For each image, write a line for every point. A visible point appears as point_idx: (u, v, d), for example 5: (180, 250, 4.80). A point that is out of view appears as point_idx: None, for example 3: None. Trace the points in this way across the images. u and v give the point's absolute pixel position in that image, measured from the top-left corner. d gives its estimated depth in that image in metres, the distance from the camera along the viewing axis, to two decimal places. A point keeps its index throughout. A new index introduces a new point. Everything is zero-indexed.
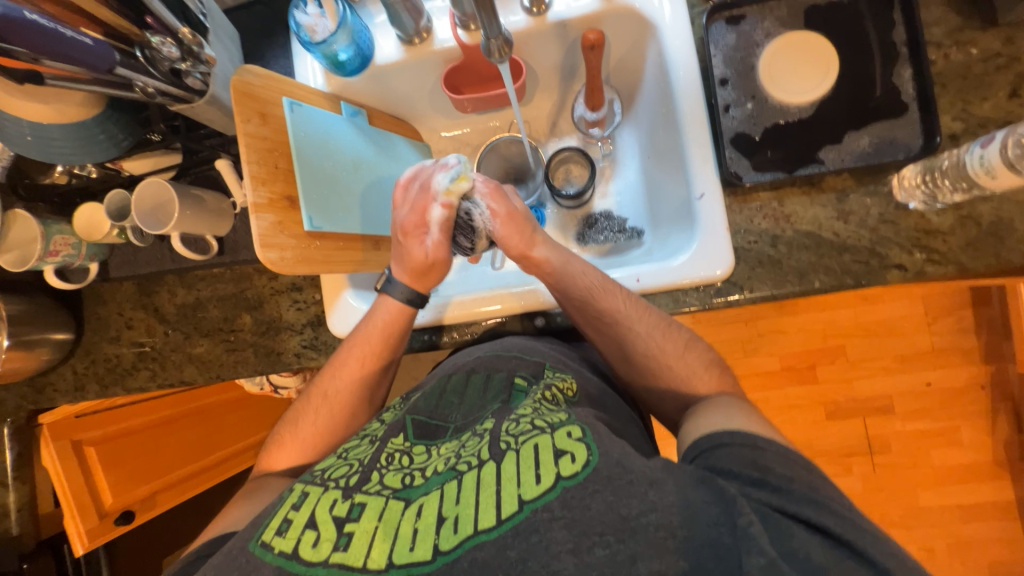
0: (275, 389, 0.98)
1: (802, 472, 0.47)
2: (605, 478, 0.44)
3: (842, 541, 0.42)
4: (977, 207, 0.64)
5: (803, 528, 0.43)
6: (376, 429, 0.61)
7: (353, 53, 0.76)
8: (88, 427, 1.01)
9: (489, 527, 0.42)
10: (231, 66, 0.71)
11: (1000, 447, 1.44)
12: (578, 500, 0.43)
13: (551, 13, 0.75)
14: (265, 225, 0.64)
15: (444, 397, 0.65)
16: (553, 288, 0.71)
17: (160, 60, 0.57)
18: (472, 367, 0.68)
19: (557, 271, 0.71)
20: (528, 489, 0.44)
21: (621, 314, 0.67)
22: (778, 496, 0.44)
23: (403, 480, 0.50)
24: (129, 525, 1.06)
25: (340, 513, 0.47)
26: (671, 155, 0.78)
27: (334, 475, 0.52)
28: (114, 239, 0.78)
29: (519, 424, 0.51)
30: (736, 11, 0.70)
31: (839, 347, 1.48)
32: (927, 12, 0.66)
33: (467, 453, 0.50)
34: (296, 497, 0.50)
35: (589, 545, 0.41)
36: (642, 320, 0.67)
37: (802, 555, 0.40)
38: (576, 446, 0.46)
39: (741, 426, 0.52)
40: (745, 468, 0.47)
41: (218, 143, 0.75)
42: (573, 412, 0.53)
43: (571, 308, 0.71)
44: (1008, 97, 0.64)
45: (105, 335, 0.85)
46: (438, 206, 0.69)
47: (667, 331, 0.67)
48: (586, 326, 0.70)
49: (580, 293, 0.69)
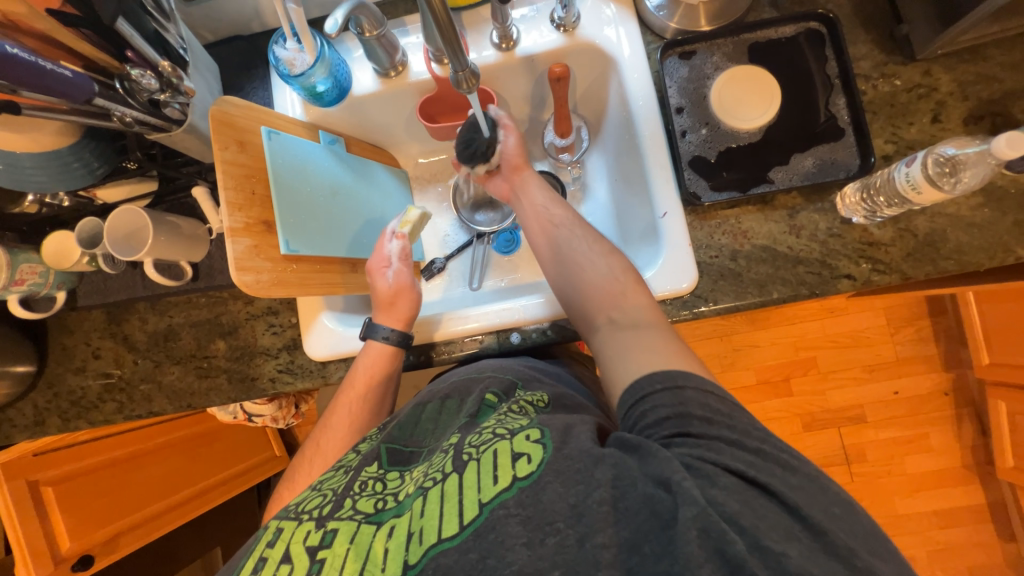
0: (249, 417, 0.95)
1: (718, 408, 0.50)
2: (556, 471, 0.46)
3: (758, 483, 0.44)
4: (913, 220, 0.69)
5: (728, 475, 0.45)
6: (352, 460, 0.62)
7: (330, 85, 0.79)
8: (46, 466, 0.95)
9: (454, 534, 0.45)
10: (210, 96, 0.73)
11: (966, 451, 1.49)
12: (531, 498, 0.45)
13: (519, 48, 0.80)
14: (241, 249, 0.65)
15: (420, 424, 0.66)
16: (522, 201, 0.80)
17: (138, 91, 0.58)
18: (445, 394, 0.69)
19: (532, 188, 0.80)
20: (487, 491, 0.47)
21: (570, 224, 0.75)
22: (705, 447, 0.47)
23: (375, 504, 0.52)
24: (87, 570, 0.99)
25: (313, 542, 0.50)
26: (636, 177, 0.83)
27: (308, 507, 0.55)
28: (83, 268, 0.77)
29: (481, 436, 0.54)
30: (687, 47, 0.76)
31: (811, 359, 1.53)
32: (855, 49, 0.74)
33: (435, 468, 0.53)
34: (271, 533, 0.52)
35: (542, 537, 0.43)
36: (584, 233, 0.74)
37: (720, 502, 0.43)
38: (532, 447, 0.49)
39: (665, 364, 0.55)
40: (667, 418, 0.50)
41: (195, 171, 0.76)
42: (535, 417, 0.56)
43: (529, 219, 0.79)
44: (931, 123, 0.71)
45: (70, 366, 0.83)
46: (393, 239, 0.80)
47: (603, 249, 0.71)
48: (539, 238, 0.77)
49: (539, 210, 0.78)
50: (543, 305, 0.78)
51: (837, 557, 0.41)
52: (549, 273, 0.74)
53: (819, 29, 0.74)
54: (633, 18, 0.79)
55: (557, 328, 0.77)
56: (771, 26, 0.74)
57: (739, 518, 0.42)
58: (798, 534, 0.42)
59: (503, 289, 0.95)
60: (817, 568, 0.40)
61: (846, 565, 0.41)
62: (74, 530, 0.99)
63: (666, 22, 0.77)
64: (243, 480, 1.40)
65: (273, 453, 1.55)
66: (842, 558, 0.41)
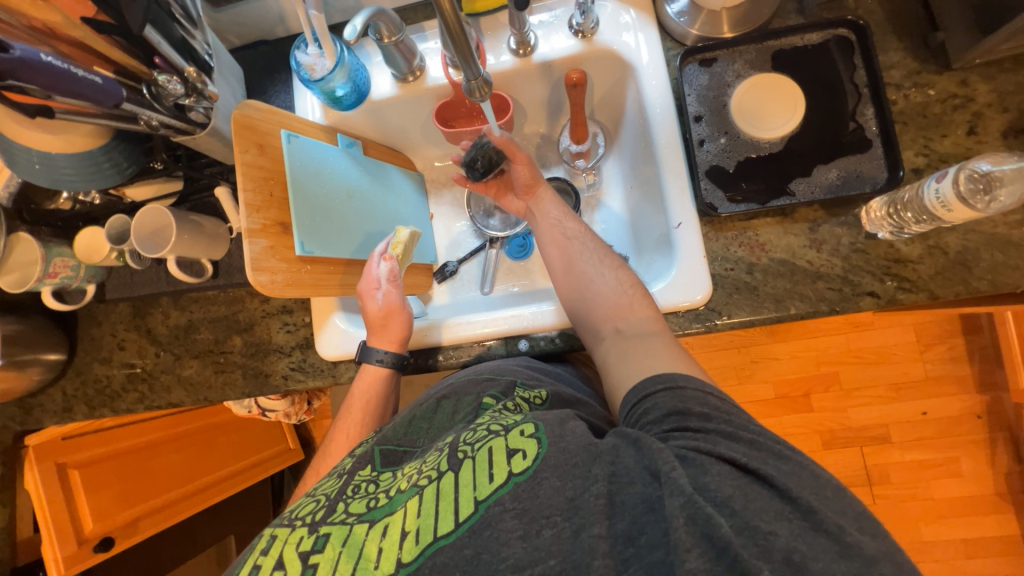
0: (263, 412, 0.98)
1: (718, 406, 0.50)
2: (553, 466, 0.48)
3: (751, 471, 0.44)
4: (943, 237, 0.66)
5: (721, 464, 0.45)
6: (345, 464, 0.63)
7: (349, 90, 0.80)
8: (72, 449, 1.00)
9: (448, 532, 0.47)
10: (233, 100, 0.75)
11: (1001, 478, 1.41)
12: (528, 492, 0.47)
13: (536, 55, 0.80)
14: (257, 249, 0.67)
15: (413, 424, 0.67)
16: (537, 215, 0.81)
17: (166, 96, 0.61)
18: (442, 395, 0.69)
19: (548, 204, 0.81)
20: (483, 489, 0.48)
21: (580, 237, 0.76)
22: (699, 439, 0.47)
23: (368, 504, 0.54)
24: (109, 552, 1.02)
25: (306, 547, 0.51)
26: (652, 185, 0.81)
27: (301, 514, 0.56)
28: (112, 262, 0.81)
29: (475, 433, 0.55)
30: (708, 54, 0.74)
31: (833, 374, 1.47)
32: (886, 57, 0.71)
33: (428, 467, 0.54)
34: (265, 542, 0.53)
35: (538, 529, 0.45)
36: (593, 247, 0.74)
37: (711, 488, 0.43)
38: (527, 443, 0.51)
39: (664, 368, 0.56)
40: (668, 413, 0.50)
41: (218, 171, 0.79)
42: (529, 413, 0.57)
43: (543, 228, 0.79)
44: (966, 135, 0.67)
45: (97, 356, 0.86)
46: (382, 261, 0.79)
47: (613, 264, 0.72)
48: (550, 247, 0.77)
49: (553, 221, 0.79)
50: (551, 312, 0.77)
51: (827, 535, 0.41)
52: (557, 281, 0.75)
53: (848, 36, 0.71)
54: (653, 25, 0.78)
55: (566, 337, 0.76)
56: (797, 33, 0.72)
57: (732, 501, 0.42)
58: (788, 515, 0.42)
59: (513, 296, 0.95)
60: (807, 546, 0.40)
61: (836, 543, 0.40)
62: (98, 512, 1.03)
63: (687, 29, 0.75)
64: (260, 470, 1.44)
65: (288, 445, 1.58)
66: (832, 536, 0.41)
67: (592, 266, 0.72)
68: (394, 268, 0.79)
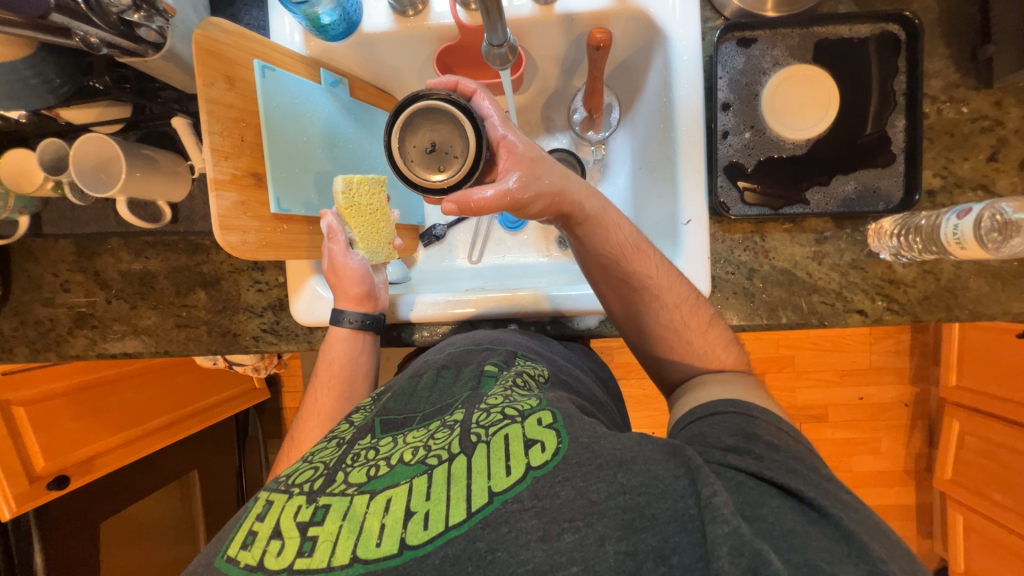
0: (229, 365, 0.93)
1: (790, 443, 0.47)
2: (575, 465, 0.43)
3: (814, 507, 0.42)
4: (939, 264, 0.66)
5: (776, 493, 0.42)
6: (344, 431, 0.57)
7: (338, 17, 0.68)
8: (16, 386, 0.94)
9: (460, 521, 0.41)
10: (194, 15, 0.61)
11: (911, 458, 1.60)
12: (547, 489, 0.42)
13: (559, 4, 0.70)
14: (226, 205, 0.59)
15: (415, 395, 0.61)
16: (577, 243, 0.64)
17: (107, 7, 0.49)
18: (442, 364, 0.65)
19: (588, 223, 0.62)
20: (499, 481, 0.43)
21: (650, 280, 0.62)
22: (760, 463, 0.45)
23: (368, 473, 0.48)
24: (64, 489, 1.00)
25: (304, 517, 0.45)
26: (662, 167, 0.75)
27: (298, 480, 0.49)
28: (48, 193, 0.70)
29: (489, 415, 0.50)
30: (748, 32, 0.67)
31: (789, 357, 1.55)
32: (929, 63, 0.66)
33: (437, 445, 0.48)
34: (261, 506, 0.48)
35: (559, 531, 0.40)
36: (670, 292, 0.62)
37: (770, 521, 0.40)
38: (546, 434, 0.46)
39: (738, 397, 0.53)
40: (736, 434, 0.48)
41: (174, 98, 0.67)
42: (545, 398, 0.53)
43: (593, 265, 0.64)
44: (986, 160, 0.66)
45: (37, 296, 0.78)
46: (320, 217, 0.69)
47: (694, 308, 0.63)
48: (605, 286, 0.65)
49: (611, 254, 0.62)
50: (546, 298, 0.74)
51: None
52: (626, 332, 0.67)
53: (899, 33, 0.65)
54: None
55: (556, 325, 0.77)
56: (845, 22, 0.65)
57: (792, 536, 0.39)
58: (854, 559, 0.38)
59: (502, 267, 0.91)
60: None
61: None
62: (50, 451, 1.00)
63: None
64: (225, 408, 1.41)
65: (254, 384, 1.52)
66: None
67: (672, 326, 0.62)
68: (335, 223, 0.69)
